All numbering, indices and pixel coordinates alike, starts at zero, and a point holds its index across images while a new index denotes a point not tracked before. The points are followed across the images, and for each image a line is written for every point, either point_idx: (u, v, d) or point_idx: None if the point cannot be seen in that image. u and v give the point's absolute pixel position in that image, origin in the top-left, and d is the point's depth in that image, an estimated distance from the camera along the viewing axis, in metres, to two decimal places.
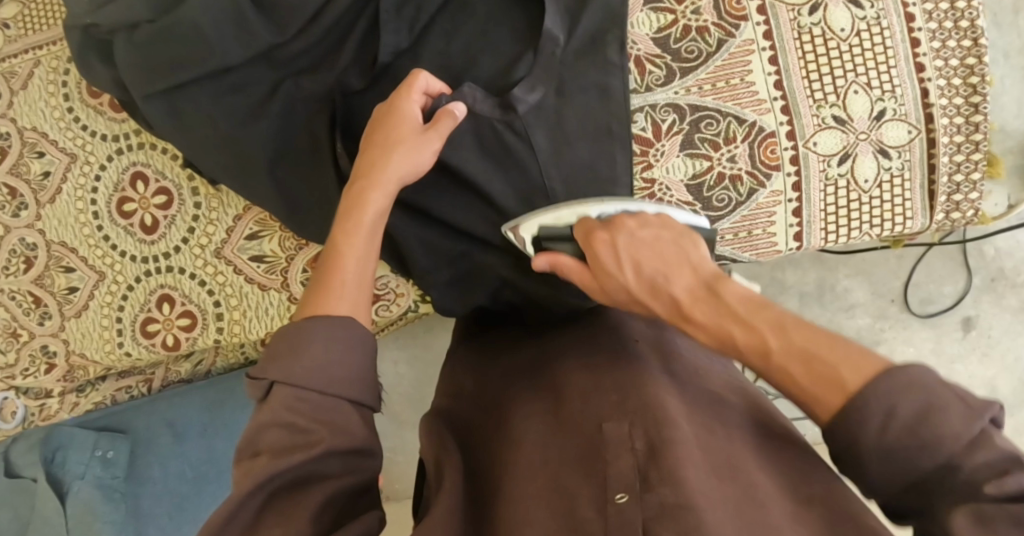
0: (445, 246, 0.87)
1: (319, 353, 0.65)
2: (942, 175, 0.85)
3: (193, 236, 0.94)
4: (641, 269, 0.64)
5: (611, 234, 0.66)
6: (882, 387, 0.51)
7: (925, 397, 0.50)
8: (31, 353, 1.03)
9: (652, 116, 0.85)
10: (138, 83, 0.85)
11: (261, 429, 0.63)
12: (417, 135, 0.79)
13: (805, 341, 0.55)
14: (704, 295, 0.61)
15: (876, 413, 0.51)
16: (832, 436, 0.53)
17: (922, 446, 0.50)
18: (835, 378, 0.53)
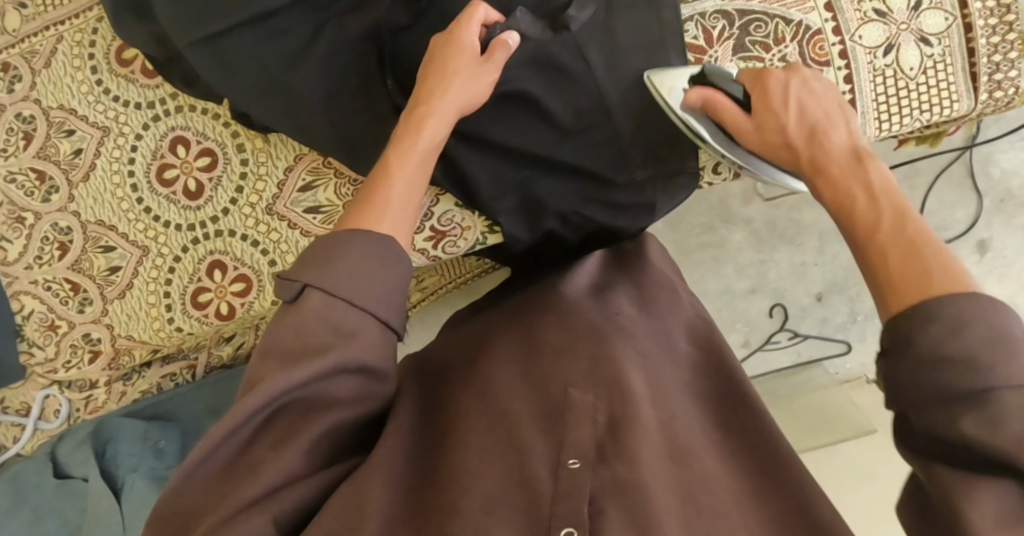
0: (509, 171, 0.87)
1: (355, 265, 0.59)
2: (981, 56, 0.87)
3: (242, 195, 0.91)
4: (807, 113, 0.67)
5: (786, 76, 0.71)
6: (952, 303, 0.49)
7: (1000, 332, 0.48)
8: (72, 344, 0.98)
9: (702, 24, 0.87)
10: (183, 33, 0.83)
11: (279, 331, 0.57)
12: (475, 65, 0.77)
13: (909, 236, 0.55)
14: (850, 159, 0.62)
15: (943, 322, 0.49)
16: (893, 325, 0.52)
17: (972, 367, 0.47)
18: (923, 279, 0.52)
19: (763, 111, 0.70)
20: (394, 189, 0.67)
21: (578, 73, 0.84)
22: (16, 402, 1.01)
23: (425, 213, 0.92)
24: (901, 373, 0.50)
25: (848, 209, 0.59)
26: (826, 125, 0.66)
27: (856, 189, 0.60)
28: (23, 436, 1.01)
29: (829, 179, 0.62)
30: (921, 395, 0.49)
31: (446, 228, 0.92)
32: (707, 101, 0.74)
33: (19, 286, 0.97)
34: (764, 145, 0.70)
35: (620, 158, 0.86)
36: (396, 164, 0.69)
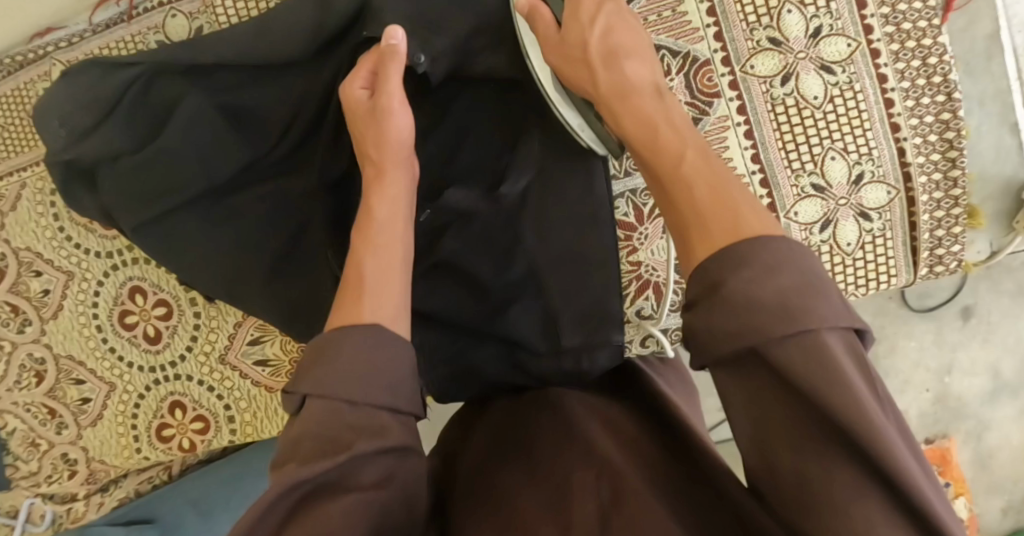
0: (440, 344, 0.86)
1: (363, 351, 0.60)
2: (923, 231, 0.86)
3: (196, 344, 0.97)
4: (608, 36, 0.76)
5: (599, 5, 0.77)
6: (769, 251, 0.54)
7: (801, 274, 0.53)
8: (52, 462, 1.05)
9: (633, 200, 0.88)
10: (129, 214, 0.86)
11: (295, 439, 0.57)
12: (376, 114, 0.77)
13: (708, 180, 0.61)
14: (651, 91, 0.72)
15: (753, 270, 0.53)
16: (705, 272, 0.55)
17: (782, 309, 0.51)
18: (726, 204, 0.59)
19: (571, 24, 0.76)
20: (393, 279, 0.68)
21: (504, 241, 0.85)
22: (4, 505, 1.08)
23: None
24: (716, 332, 0.53)
25: (652, 140, 0.67)
26: (618, 63, 0.74)
27: (631, 126, 0.70)
28: None
29: (612, 106, 0.72)
30: (741, 344, 0.52)
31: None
32: (533, 14, 0.78)
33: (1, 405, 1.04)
34: (557, 51, 0.77)
35: (550, 329, 0.85)
36: (393, 266, 0.69)
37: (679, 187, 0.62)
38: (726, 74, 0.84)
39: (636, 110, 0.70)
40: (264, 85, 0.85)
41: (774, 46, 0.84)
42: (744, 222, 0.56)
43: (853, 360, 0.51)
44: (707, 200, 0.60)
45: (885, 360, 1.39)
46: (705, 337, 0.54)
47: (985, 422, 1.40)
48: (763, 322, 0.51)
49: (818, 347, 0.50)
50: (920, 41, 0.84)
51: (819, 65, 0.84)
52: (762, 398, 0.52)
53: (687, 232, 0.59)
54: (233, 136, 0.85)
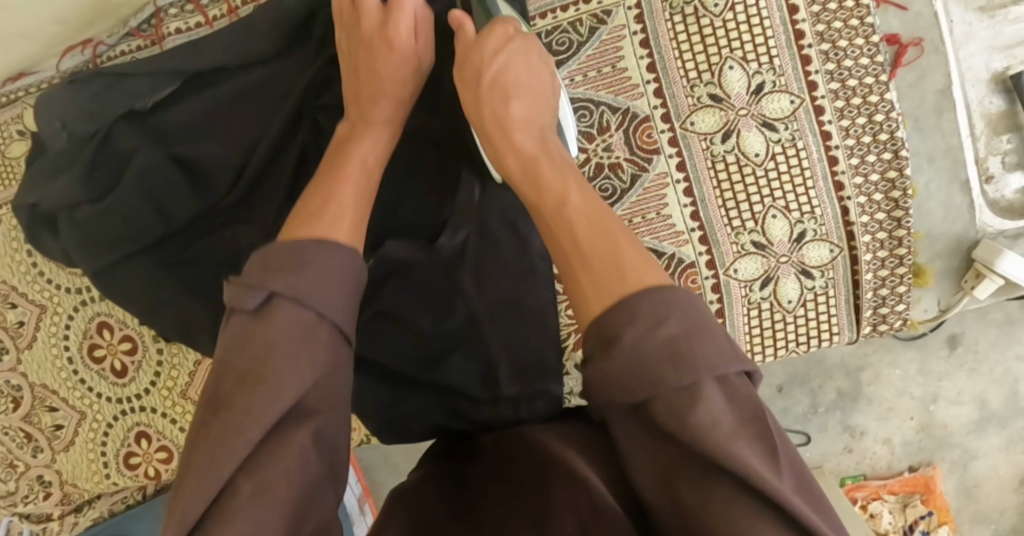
0: (378, 390, 0.88)
1: (320, 259, 0.63)
2: (866, 291, 0.85)
3: (159, 379, 1.01)
4: (509, 71, 0.74)
5: (514, 33, 0.76)
6: (662, 302, 0.56)
7: (684, 320, 0.56)
8: (29, 483, 1.09)
9: None
10: (90, 259, 0.90)
11: (253, 334, 0.60)
12: (399, 34, 0.80)
13: (596, 221, 0.62)
14: (536, 134, 0.71)
15: (646, 320, 0.56)
16: (598, 323, 0.57)
17: (672, 356, 0.54)
18: (613, 255, 0.60)
19: (474, 51, 0.74)
20: (341, 200, 0.70)
21: (441, 291, 0.87)
22: None
23: None
24: (612, 381, 0.56)
25: (535, 175, 0.67)
26: (504, 100, 0.72)
27: (512, 162, 0.70)
28: None
29: (490, 136, 0.72)
30: (638, 397, 0.55)
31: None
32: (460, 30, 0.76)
33: None
34: (457, 74, 0.76)
35: (489, 380, 0.87)
36: (338, 189, 0.71)
37: (571, 237, 0.62)
38: (666, 131, 0.83)
39: (517, 152, 0.69)
40: (218, 140, 0.90)
41: (715, 102, 0.83)
42: (629, 266, 0.59)
43: (746, 409, 0.55)
44: (593, 245, 0.61)
45: (869, 387, 1.31)
46: (604, 387, 0.57)
47: (971, 450, 1.31)
48: (654, 372, 0.54)
49: (704, 395, 0.54)
50: (865, 98, 0.83)
51: (761, 122, 0.83)
52: (662, 448, 0.56)
53: (572, 271, 0.61)
54: (185, 185, 0.89)
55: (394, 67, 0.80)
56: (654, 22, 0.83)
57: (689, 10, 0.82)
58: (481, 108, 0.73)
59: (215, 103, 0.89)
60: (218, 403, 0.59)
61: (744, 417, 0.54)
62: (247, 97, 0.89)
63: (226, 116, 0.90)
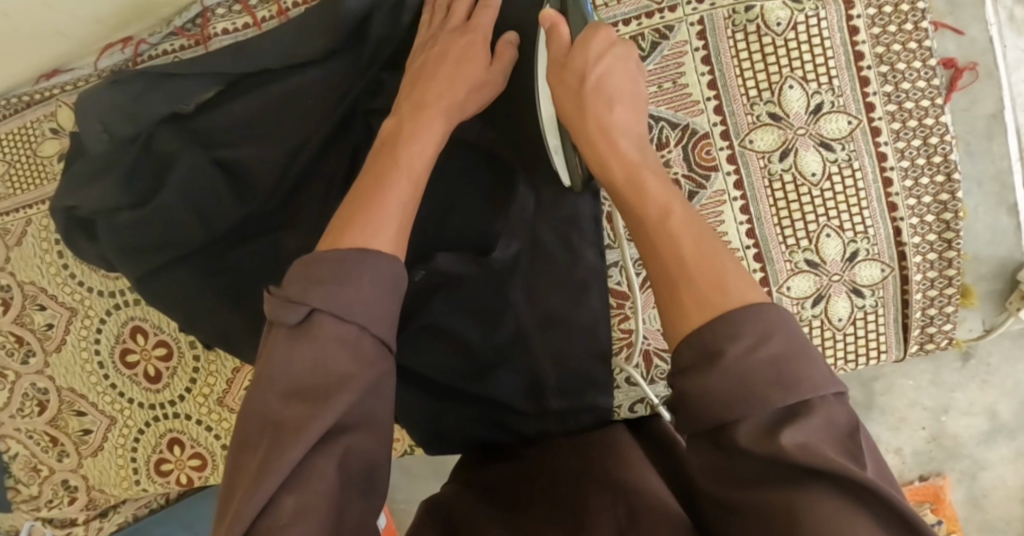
0: (425, 403, 0.87)
1: (365, 277, 0.60)
2: (915, 310, 0.86)
3: (195, 385, 0.99)
4: (604, 77, 0.72)
5: (611, 43, 0.74)
6: (763, 319, 0.52)
7: (791, 342, 0.52)
8: (53, 487, 1.07)
9: (626, 270, 0.88)
10: (131, 266, 0.87)
11: (294, 350, 0.57)
12: (466, 47, 0.80)
13: (694, 229, 0.59)
14: (637, 140, 0.70)
15: (747, 335, 0.52)
16: (699, 336, 0.53)
17: (773, 371, 0.50)
18: (719, 272, 0.55)
19: (576, 50, 0.73)
20: (386, 203, 0.66)
21: (491, 305, 0.86)
22: (4, 524, 1.11)
23: None
24: (703, 395, 0.51)
25: (638, 186, 0.64)
26: (604, 109, 0.71)
27: (612, 164, 0.68)
28: None
29: (592, 139, 0.70)
30: (729, 410, 0.50)
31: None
32: (554, 31, 0.74)
33: (4, 430, 1.07)
34: (558, 77, 0.74)
35: (535, 392, 0.86)
36: (383, 194, 0.67)
37: (670, 247, 0.58)
38: (724, 148, 0.84)
39: (616, 152, 0.68)
40: (263, 143, 0.85)
41: (774, 121, 0.84)
42: (733, 279, 0.55)
43: (841, 428, 0.51)
44: (701, 264, 0.56)
45: (880, 397, 1.20)
46: (691, 404, 0.52)
47: (980, 461, 1.19)
48: (754, 388, 0.50)
49: (804, 411, 0.50)
50: (921, 120, 0.84)
51: (819, 142, 0.84)
52: (743, 467, 0.51)
53: (674, 287, 0.56)
54: (229, 190, 0.85)
55: (455, 65, 0.79)
56: (716, 40, 0.83)
57: (751, 29, 0.83)
58: (584, 113, 0.71)
59: (260, 105, 0.85)
60: (260, 426, 0.56)
61: (839, 433, 0.50)
62: (296, 101, 0.85)
63: (272, 120, 0.85)
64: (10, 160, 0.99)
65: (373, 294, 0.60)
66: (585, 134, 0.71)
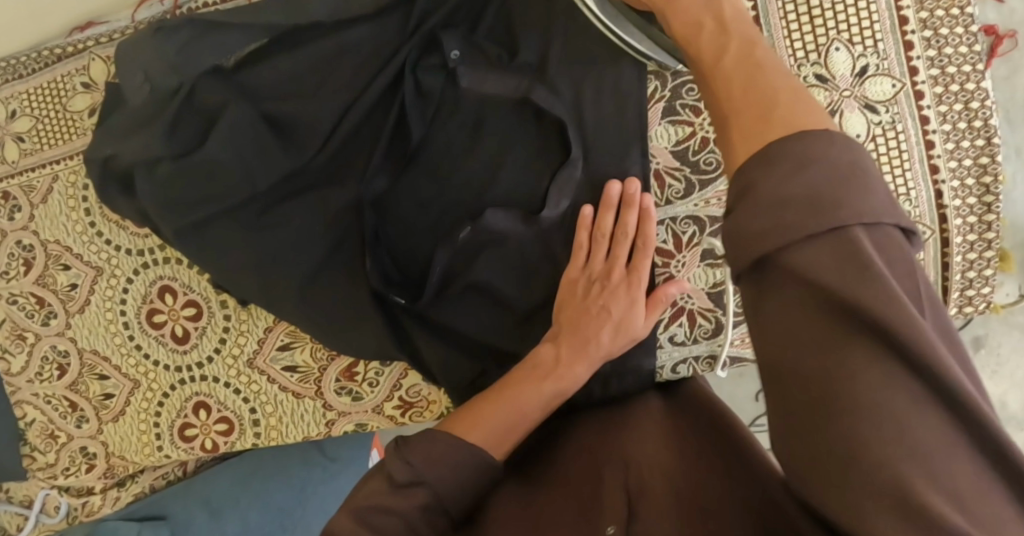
0: (466, 361, 0.87)
1: (470, 473, 0.67)
2: (955, 273, 0.88)
3: (224, 346, 0.97)
4: None
5: None
6: (805, 141, 0.47)
7: (845, 172, 0.45)
8: (71, 454, 1.05)
9: (673, 228, 0.86)
10: (168, 218, 0.85)
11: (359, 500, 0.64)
12: (622, 282, 0.80)
13: (750, 60, 0.55)
14: (712, 25, 0.60)
15: (785, 162, 0.47)
16: (741, 173, 0.48)
17: (815, 196, 0.44)
18: (769, 103, 0.51)
19: None
20: (525, 412, 0.75)
21: (535, 261, 0.85)
22: (18, 495, 1.07)
23: (394, 384, 0.94)
24: (743, 226, 0.46)
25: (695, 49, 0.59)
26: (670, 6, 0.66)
27: (668, 18, 0.66)
28: (24, 526, 1.07)
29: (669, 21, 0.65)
30: (769, 242, 0.45)
31: (355, 375, 0.94)
32: None
33: (21, 395, 1.04)
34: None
35: None
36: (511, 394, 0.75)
37: (727, 90, 0.54)
38: None
39: (675, 1, 0.65)
40: (310, 98, 0.85)
41: (820, 82, 0.85)
42: (803, 113, 0.49)
43: (892, 261, 0.44)
44: (750, 99, 0.52)
45: None
46: (732, 240, 0.47)
47: None
48: (790, 214, 0.44)
49: (856, 242, 0.43)
50: (963, 85, 0.85)
51: (864, 103, 0.85)
52: (783, 309, 0.45)
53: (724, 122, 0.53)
54: (275, 144, 0.85)
55: (622, 305, 0.79)
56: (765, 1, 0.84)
57: None
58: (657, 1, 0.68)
59: (307, 59, 0.84)
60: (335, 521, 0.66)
61: (893, 270, 0.43)
62: (345, 57, 0.85)
63: (322, 73, 0.85)
64: (39, 115, 0.97)
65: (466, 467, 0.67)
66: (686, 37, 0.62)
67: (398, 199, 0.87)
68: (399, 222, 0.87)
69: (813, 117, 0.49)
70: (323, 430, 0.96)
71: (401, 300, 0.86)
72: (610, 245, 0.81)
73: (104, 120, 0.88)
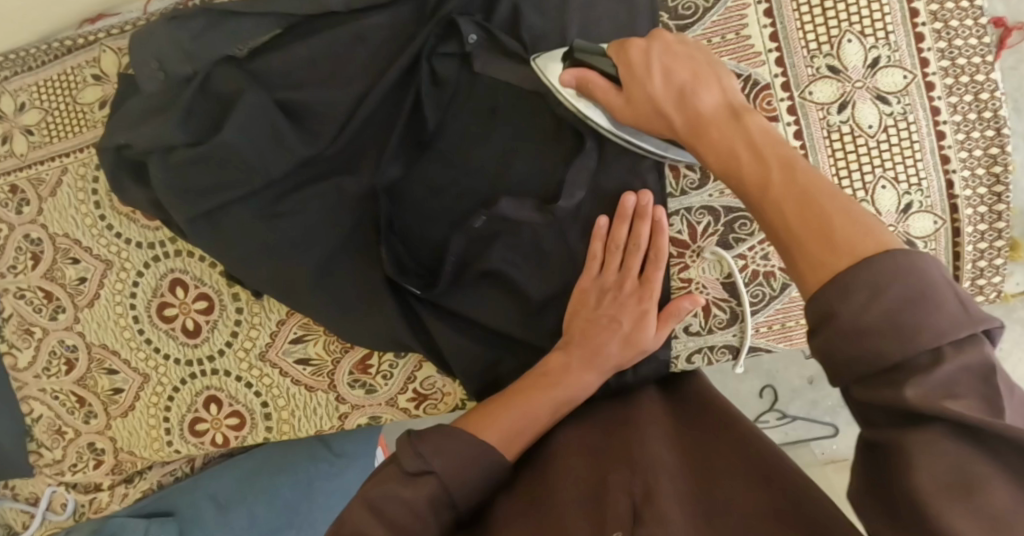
0: (483, 352, 0.87)
1: (478, 473, 0.68)
2: (966, 262, 0.89)
3: (236, 340, 0.96)
4: (672, 77, 0.70)
5: (649, 44, 0.73)
6: (877, 270, 0.49)
7: (916, 285, 0.49)
8: (78, 450, 1.04)
9: (687, 218, 0.87)
10: (181, 207, 0.85)
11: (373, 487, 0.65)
12: (626, 294, 0.81)
13: (801, 180, 0.56)
14: (726, 117, 0.65)
15: (860, 291, 0.49)
16: (815, 299, 0.51)
17: (892, 321, 0.48)
18: (826, 227, 0.53)
19: (631, 81, 0.73)
20: (535, 416, 0.76)
21: (551, 251, 0.85)
22: (25, 492, 1.06)
23: (408, 376, 0.93)
24: (835, 355, 0.50)
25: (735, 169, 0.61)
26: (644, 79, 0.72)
27: (681, 122, 0.69)
28: (30, 524, 1.06)
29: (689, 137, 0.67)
30: (864, 368, 0.49)
31: (369, 367, 0.94)
32: (584, 81, 0.77)
33: (28, 391, 1.03)
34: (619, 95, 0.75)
35: None
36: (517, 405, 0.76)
37: (780, 210, 0.56)
38: (785, 99, 0.86)
39: (690, 109, 0.68)
40: (324, 86, 0.85)
41: (833, 73, 0.85)
42: (859, 223, 0.53)
43: (974, 370, 0.47)
44: (805, 223, 0.54)
45: None
46: (829, 364, 0.51)
47: None
48: (873, 345, 0.48)
49: (944, 365, 0.47)
50: (973, 76, 0.85)
51: (876, 94, 0.86)
52: (879, 412, 0.49)
53: (780, 239, 0.56)
54: (290, 131, 0.84)
55: (630, 318, 0.80)
56: None
57: None
58: (666, 116, 0.70)
59: (322, 49, 0.84)
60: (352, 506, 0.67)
61: (973, 378, 0.47)
62: (360, 46, 0.84)
63: (337, 64, 0.85)
64: (48, 108, 0.97)
65: (471, 455, 0.69)
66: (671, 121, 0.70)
67: (412, 190, 0.87)
68: (415, 213, 0.87)
69: (872, 236, 0.51)
70: (336, 424, 0.96)
71: (416, 290, 0.85)
72: (623, 257, 0.82)
73: (118, 111, 0.88)
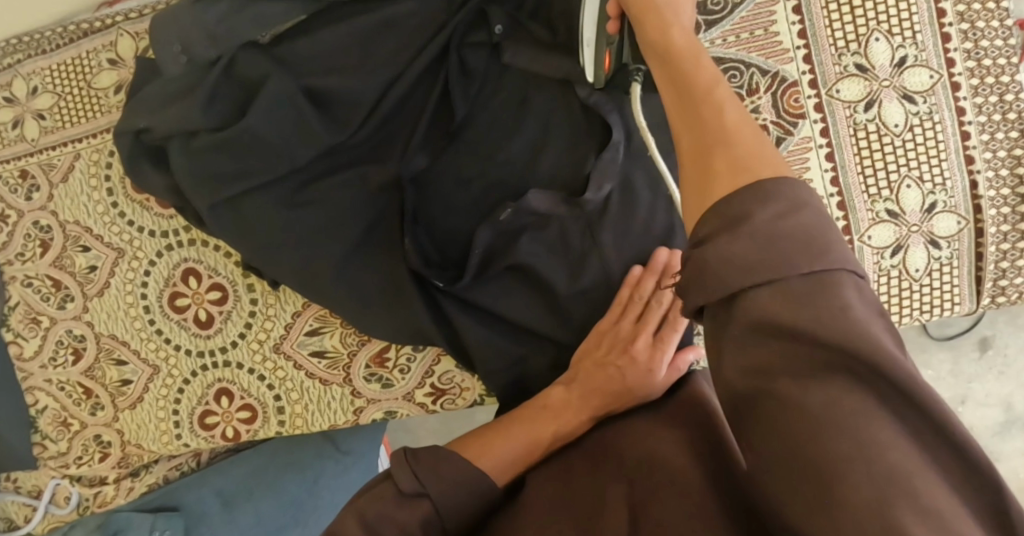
0: (506, 345, 0.86)
1: (469, 489, 0.66)
2: (988, 263, 0.89)
3: (250, 331, 0.95)
4: None
5: None
6: (783, 195, 0.48)
7: (819, 218, 0.48)
8: (84, 442, 1.01)
9: None
10: (203, 193, 0.83)
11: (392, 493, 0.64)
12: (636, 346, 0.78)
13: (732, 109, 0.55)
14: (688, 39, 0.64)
15: (772, 207, 0.48)
16: (723, 209, 0.49)
17: (795, 252, 0.46)
18: (755, 149, 0.51)
19: None
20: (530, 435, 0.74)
21: (577, 245, 0.84)
22: (27, 484, 1.04)
23: (426, 371, 0.93)
24: (727, 260, 0.47)
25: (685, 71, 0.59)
26: (673, 20, 0.64)
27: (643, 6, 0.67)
28: (33, 517, 1.03)
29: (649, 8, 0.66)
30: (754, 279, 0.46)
31: (386, 361, 0.93)
32: None
33: (33, 381, 1.00)
34: None
35: None
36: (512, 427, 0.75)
37: (713, 133, 0.53)
38: (812, 97, 0.86)
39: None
40: (347, 74, 0.83)
41: (860, 71, 0.85)
42: (816, 235, 0.47)
43: (869, 307, 0.46)
44: (741, 147, 0.52)
45: None
46: (712, 273, 0.47)
47: (996, 451, 1.20)
48: (771, 258, 0.46)
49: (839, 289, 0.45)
50: (998, 77, 0.85)
51: (902, 94, 0.85)
52: (763, 348, 0.46)
53: (709, 154, 0.52)
54: (313, 118, 0.82)
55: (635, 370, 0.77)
56: None
57: None
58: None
59: (346, 36, 0.83)
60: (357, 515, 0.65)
61: (870, 315, 0.46)
62: (386, 32, 0.83)
63: (360, 52, 0.83)
64: (60, 92, 0.95)
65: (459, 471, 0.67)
66: (661, 59, 0.62)
67: (437, 181, 0.86)
68: (438, 204, 0.86)
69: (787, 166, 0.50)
70: (350, 418, 0.95)
71: (440, 283, 0.84)
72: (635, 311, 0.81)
73: (138, 94, 0.87)
